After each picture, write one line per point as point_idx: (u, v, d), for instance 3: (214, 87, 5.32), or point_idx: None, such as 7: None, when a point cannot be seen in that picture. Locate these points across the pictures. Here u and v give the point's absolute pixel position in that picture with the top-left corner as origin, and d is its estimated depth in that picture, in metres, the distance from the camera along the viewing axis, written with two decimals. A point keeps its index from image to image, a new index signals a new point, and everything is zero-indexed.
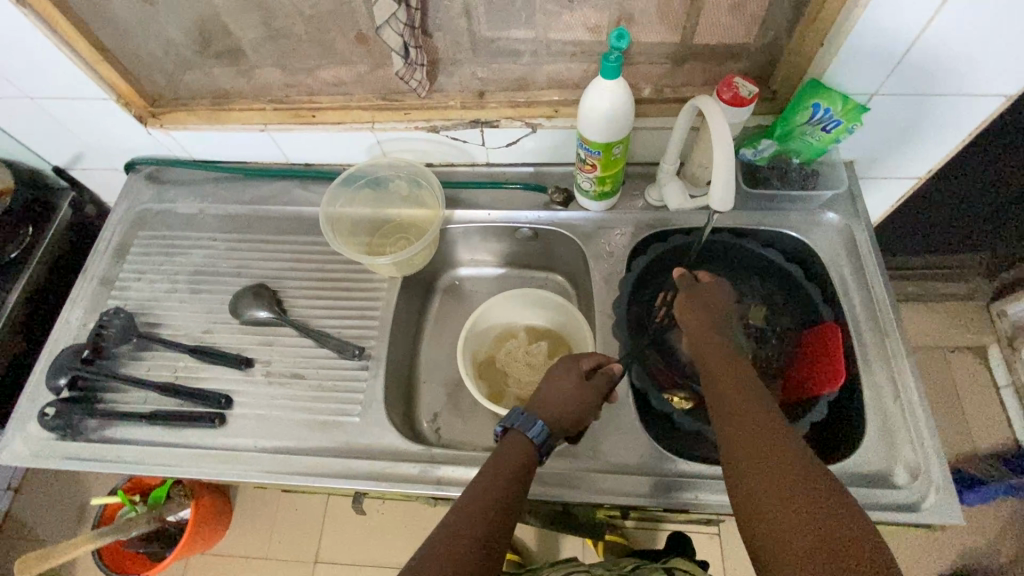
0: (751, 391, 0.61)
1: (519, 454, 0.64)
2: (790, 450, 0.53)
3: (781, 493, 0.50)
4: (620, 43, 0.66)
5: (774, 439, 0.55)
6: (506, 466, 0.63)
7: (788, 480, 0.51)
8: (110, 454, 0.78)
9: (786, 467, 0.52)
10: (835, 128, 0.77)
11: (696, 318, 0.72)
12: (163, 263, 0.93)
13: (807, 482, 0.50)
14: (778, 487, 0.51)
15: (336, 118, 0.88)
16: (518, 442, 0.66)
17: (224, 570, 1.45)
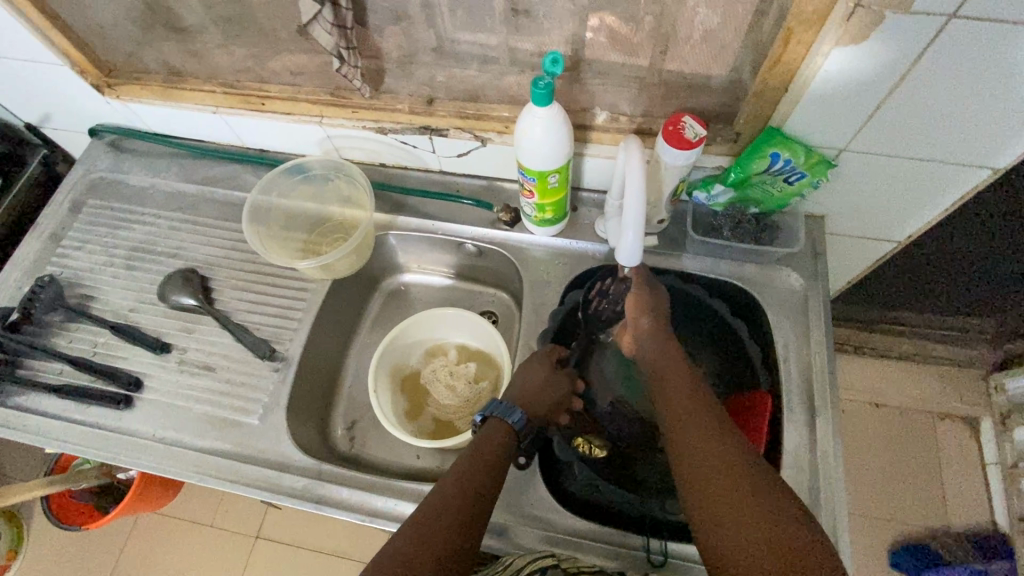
0: (703, 407, 0.63)
1: (479, 475, 0.61)
2: (742, 464, 0.55)
3: (740, 515, 0.51)
4: (553, 69, 0.61)
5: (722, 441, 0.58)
6: (463, 489, 0.59)
7: (744, 500, 0.52)
8: (17, 422, 0.79)
9: (737, 474, 0.54)
10: (798, 181, 0.72)
11: (651, 324, 0.73)
12: (106, 235, 0.94)
13: (763, 503, 0.51)
14: (732, 501, 0.52)
15: (284, 109, 0.85)
16: (479, 461, 0.63)
17: (169, 531, 1.44)
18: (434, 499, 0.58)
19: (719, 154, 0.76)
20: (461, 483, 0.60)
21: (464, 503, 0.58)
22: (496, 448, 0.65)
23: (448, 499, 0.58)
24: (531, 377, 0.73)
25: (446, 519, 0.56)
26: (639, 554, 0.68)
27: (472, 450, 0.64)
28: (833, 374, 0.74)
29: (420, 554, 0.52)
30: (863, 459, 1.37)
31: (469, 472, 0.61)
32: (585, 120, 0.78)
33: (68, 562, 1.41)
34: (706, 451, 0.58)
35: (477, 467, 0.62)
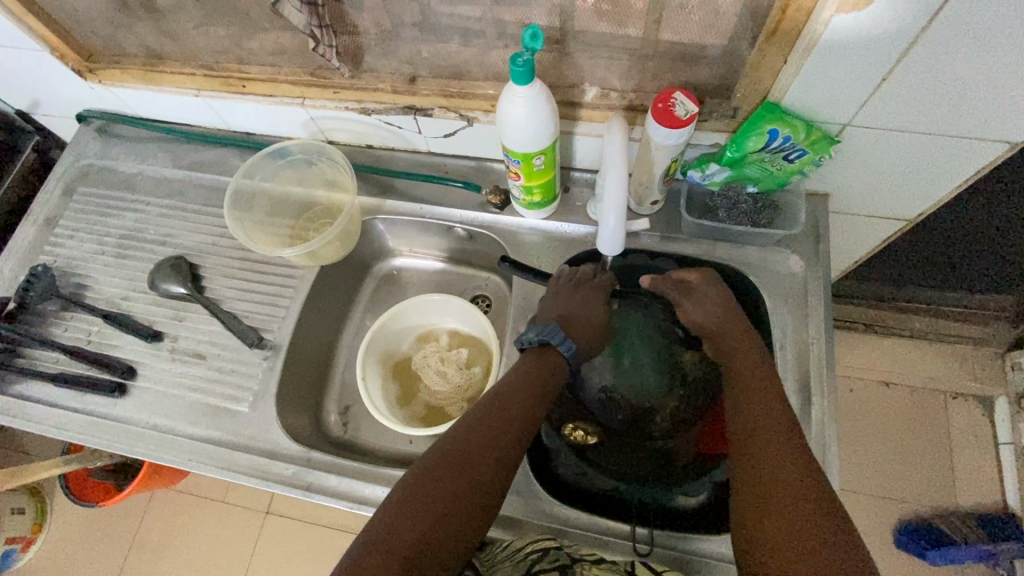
0: (762, 379, 0.63)
1: (517, 406, 0.63)
2: (797, 459, 0.55)
3: (778, 484, 0.53)
4: (533, 44, 0.58)
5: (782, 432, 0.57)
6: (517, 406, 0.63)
7: (786, 470, 0.54)
8: (17, 409, 0.81)
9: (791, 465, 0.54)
10: (799, 158, 0.68)
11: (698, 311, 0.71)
12: (96, 223, 0.94)
13: (801, 472, 0.54)
14: (778, 488, 0.53)
15: (265, 91, 0.83)
16: (519, 395, 0.64)
17: (184, 506, 1.49)
18: (472, 434, 0.60)
19: (716, 130, 0.72)
20: (498, 415, 0.62)
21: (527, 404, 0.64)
22: (537, 380, 0.66)
23: (486, 434, 0.60)
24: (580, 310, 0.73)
25: (483, 455, 0.59)
26: (626, 543, 0.67)
27: (515, 381, 0.66)
28: (831, 360, 0.71)
29: (507, 407, 0.63)
30: (869, 438, 1.32)
31: (507, 406, 0.63)
32: (574, 96, 0.75)
33: (93, 532, 1.48)
34: (762, 421, 0.59)
35: (516, 403, 0.63)
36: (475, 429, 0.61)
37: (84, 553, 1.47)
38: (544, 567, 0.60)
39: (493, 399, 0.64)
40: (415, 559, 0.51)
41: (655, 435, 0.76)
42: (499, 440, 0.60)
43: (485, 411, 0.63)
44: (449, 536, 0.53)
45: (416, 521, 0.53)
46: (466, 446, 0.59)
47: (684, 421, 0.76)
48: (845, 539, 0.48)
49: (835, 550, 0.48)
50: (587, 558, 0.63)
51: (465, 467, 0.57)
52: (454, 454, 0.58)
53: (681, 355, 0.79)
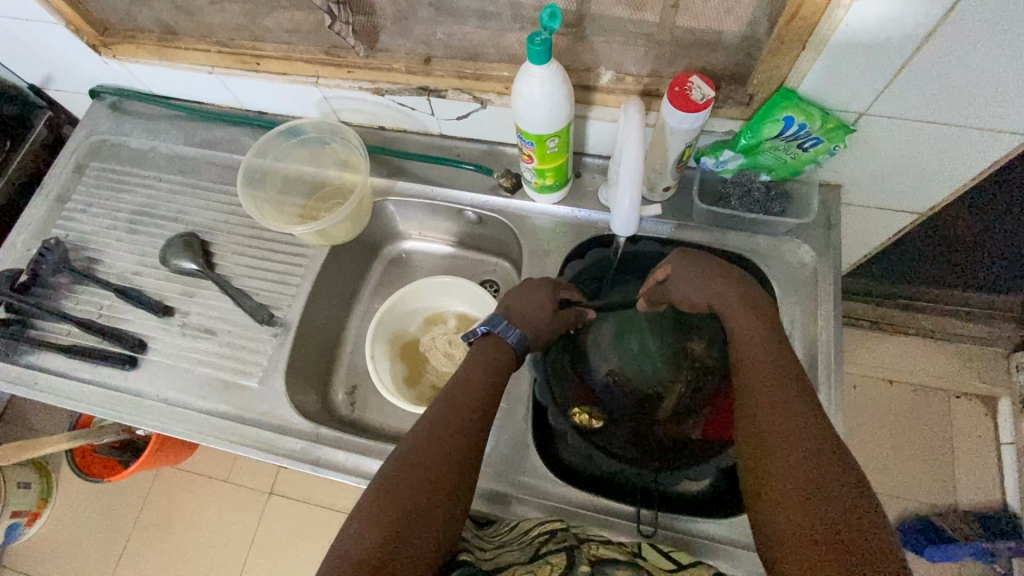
0: (776, 355, 0.60)
1: (479, 396, 0.62)
2: (800, 418, 0.54)
3: (783, 448, 0.53)
4: (551, 23, 0.57)
5: (784, 392, 0.56)
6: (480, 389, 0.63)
7: (790, 432, 0.53)
8: (30, 379, 0.82)
9: (794, 429, 0.54)
10: (813, 147, 0.69)
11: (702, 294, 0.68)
12: (109, 198, 0.94)
13: (805, 455, 0.51)
14: (782, 450, 0.53)
15: (280, 70, 0.83)
16: (475, 384, 0.63)
17: (188, 485, 1.50)
18: (437, 429, 0.59)
19: (730, 117, 0.72)
20: (465, 400, 0.62)
21: (489, 386, 0.64)
22: (489, 365, 0.66)
23: (446, 428, 0.59)
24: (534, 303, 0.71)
25: (449, 448, 0.58)
26: (629, 524, 0.68)
27: (469, 372, 0.64)
28: (839, 351, 0.71)
29: (472, 390, 0.63)
30: (871, 436, 1.32)
31: (467, 397, 0.62)
32: (589, 81, 0.75)
33: (98, 508, 1.50)
34: (766, 396, 0.57)
35: (478, 392, 0.63)
36: (439, 424, 0.59)
37: (90, 527, 1.48)
38: (550, 548, 0.61)
39: (449, 392, 0.63)
40: (389, 564, 0.51)
41: (660, 421, 0.76)
42: (467, 424, 0.60)
43: (444, 407, 0.61)
44: (422, 535, 0.53)
45: (386, 527, 0.52)
46: (429, 444, 0.58)
47: (689, 407, 0.76)
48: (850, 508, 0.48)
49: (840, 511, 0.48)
50: (594, 538, 0.64)
51: (430, 466, 0.56)
52: (418, 456, 0.57)
53: (688, 344, 0.79)
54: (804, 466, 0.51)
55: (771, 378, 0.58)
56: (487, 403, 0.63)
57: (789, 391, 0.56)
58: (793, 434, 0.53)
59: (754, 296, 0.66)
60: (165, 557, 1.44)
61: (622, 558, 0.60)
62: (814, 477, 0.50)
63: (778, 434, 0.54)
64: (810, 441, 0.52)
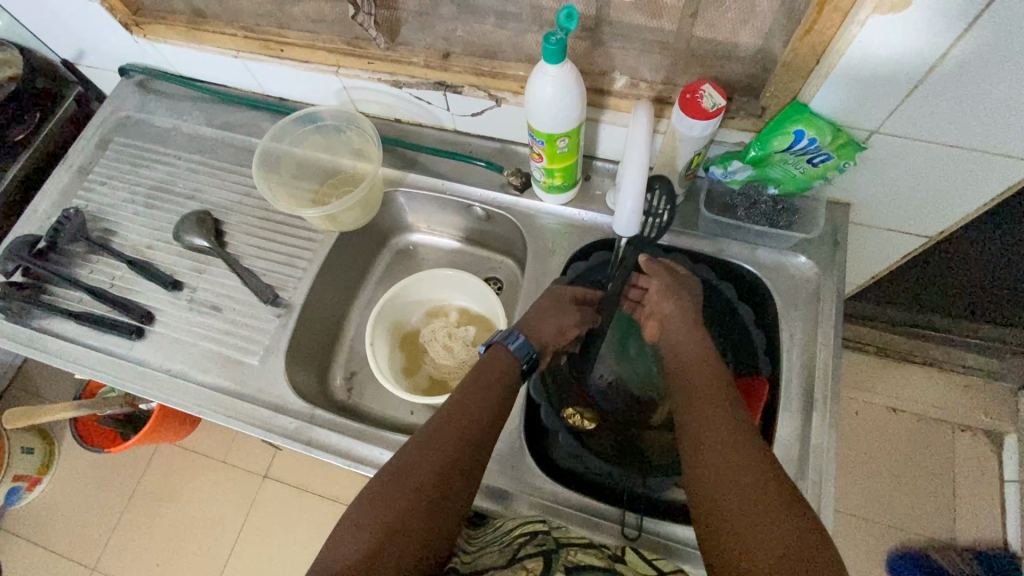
0: (721, 387, 0.62)
1: (449, 446, 0.59)
2: (748, 452, 0.54)
3: (733, 479, 0.52)
4: (568, 25, 0.58)
5: (732, 429, 0.57)
6: (451, 435, 0.60)
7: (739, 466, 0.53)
8: (39, 342, 0.84)
9: (742, 462, 0.53)
10: (822, 163, 0.69)
11: (677, 310, 0.71)
12: (129, 173, 0.97)
13: (757, 487, 0.51)
14: (733, 484, 0.52)
15: (302, 57, 0.84)
16: (469, 405, 0.63)
17: (186, 462, 1.52)
18: (401, 482, 0.56)
19: (742, 129, 0.72)
20: (433, 448, 0.58)
21: (460, 431, 0.60)
22: (487, 385, 0.65)
23: (432, 446, 0.58)
24: (537, 306, 0.74)
25: (415, 503, 0.54)
26: (614, 526, 0.68)
27: (466, 393, 0.64)
28: (838, 369, 0.71)
29: (441, 438, 0.59)
30: (870, 462, 1.30)
31: (436, 445, 0.58)
32: (603, 85, 0.75)
33: (96, 478, 1.52)
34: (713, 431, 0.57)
35: (449, 439, 0.59)
36: (405, 475, 0.56)
37: (87, 496, 1.51)
38: (530, 551, 0.61)
39: (445, 408, 0.62)
40: None
41: (653, 427, 0.76)
42: (436, 474, 0.56)
43: (438, 424, 0.61)
44: (399, 549, 0.52)
45: (365, 548, 0.51)
46: (414, 458, 0.57)
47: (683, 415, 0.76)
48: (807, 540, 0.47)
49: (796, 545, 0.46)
50: (574, 542, 0.64)
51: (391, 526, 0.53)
52: (401, 473, 0.56)
53: None
54: (757, 500, 0.50)
55: (720, 417, 0.58)
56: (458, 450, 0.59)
57: (737, 428, 0.57)
58: (744, 468, 0.53)
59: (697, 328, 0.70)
60: (156, 532, 1.46)
61: (599, 565, 0.59)
62: (769, 510, 0.49)
63: (727, 468, 0.53)
64: (755, 459, 0.53)
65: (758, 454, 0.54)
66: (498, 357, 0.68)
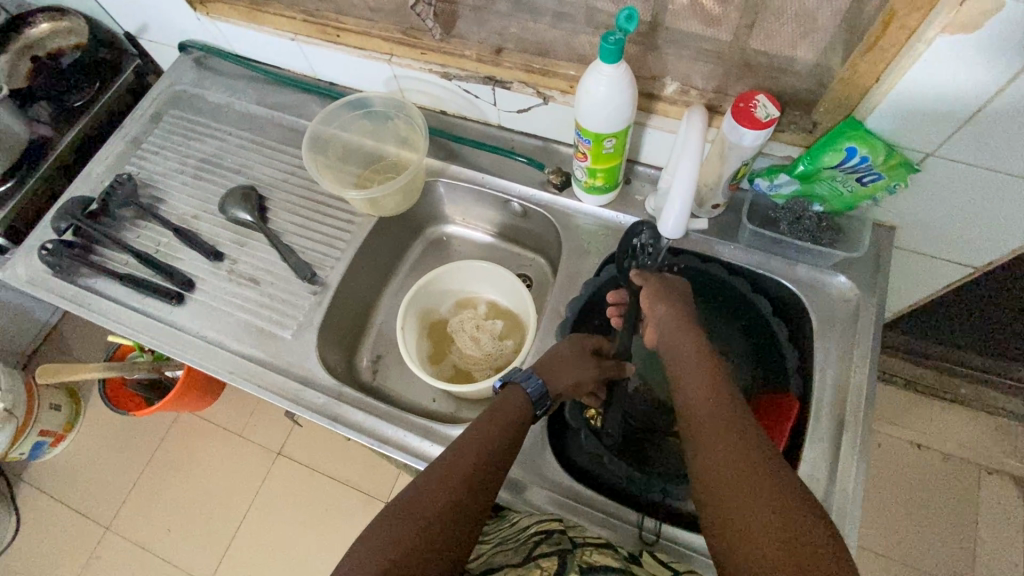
0: (719, 388, 0.61)
1: (456, 482, 0.57)
2: (751, 448, 0.53)
3: (741, 478, 0.51)
4: (627, 25, 0.58)
5: (734, 429, 0.55)
6: (460, 469, 0.59)
7: (744, 464, 0.52)
8: (84, 300, 0.86)
9: (747, 461, 0.52)
10: (872, 182, 0.67)
11: (668, 313, 0.71)
12: (181, 144, 1.00)
13: (766, 484, 0.49)
14: (740, 483, 0.50)
15: (357, 43, 0.86)
16: (479, 439, 0.62)
17: (204, 433, 1.56)
18: (408, 515, 0.54)
19: (791, 143, 0.71)
20: (441, 483, 0.57)
21: (470, 467, 0.59)
22: (497, 425, 0.64)
23: (439, 485, 0.57)
24: (556, 353, 0.73)
25: (423, 539, 0.52)
26: (631, 529, 0.68)
27: (475, 428, 0.63)
28: (871, 392, 0.70)
29: (450, 474, 0.58)
30: (889, 496, 1.26)
31: (445, 477, 0.57)
32: (653, 88, 0.75)
33: (119, 440, 1.57)
34: (715, 432, 0.56)
35: (459, 472, 0.58)
36: (411, 507, 0.54)
37: (107, 457, 1.55)
38: (546, 549, 0.61)
39: (454, 444, 0.61)
40: None
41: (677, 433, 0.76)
42: (444, 510, 0.55)
43: (446, 459, 0.60)
44: None
45: None
46: (421, 493, 0.56)
47: None
48: (825, 537, 0.45)
49: (812, 542, 0.45)
50: (590, 542, 0.64)
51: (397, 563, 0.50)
52: (409, 505, 0.55)
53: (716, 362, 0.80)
54: (766, 498, 0.48)
55: (722, 419, 0.57)
56: (467, 485, 0.58)
57: (739, 426, 0.56)
58: (750, 467, 0.51)
59: (696, 331, 0.69)
60: (169, 498, 1.49)
61: (614, 566, 0.59)
62: (779, 508, 0.47)
63: (733, 468, 0.52)
64: (760, 457, 0.52)
65: (763, 453, 0.52)
66: (512, 400, 0.67)
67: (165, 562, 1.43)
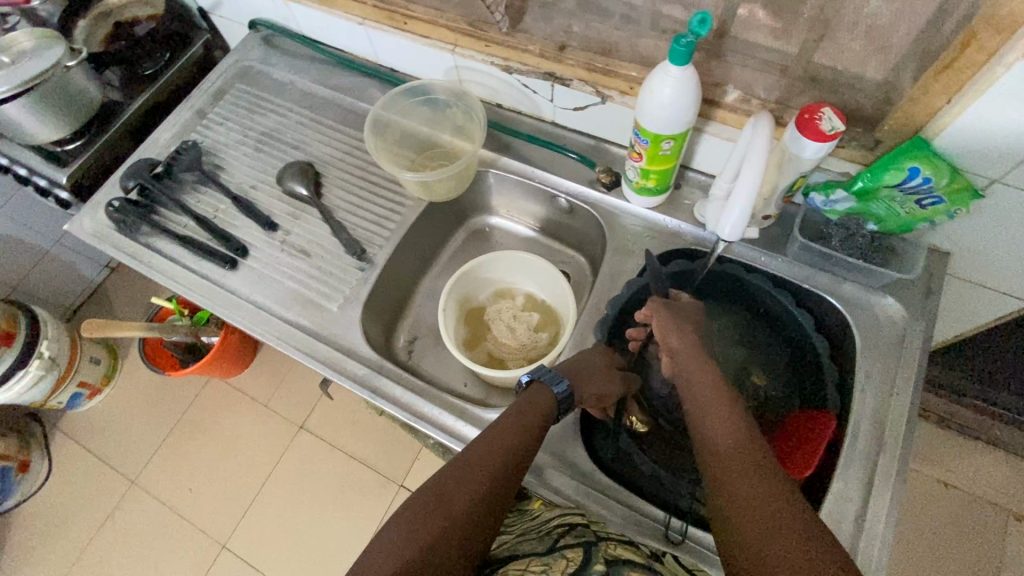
0: (733, 418, 0.61)
1: (484, 476, 0.59)
2: (762, 476, 0.52)
3: (751, 505, 0.50)
4: (699, 30, 0.59)
5: (745, 458, 0.55)
6: (488, 463, 0.60)
7: (754, 492, 0.51)
8: (144, 257, 0.90)
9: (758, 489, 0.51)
10: (932, 206, 0.67)
11: (683, 345, 0.70)
12: (244, 117, 1.04)
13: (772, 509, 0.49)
14: (749, 510, 0.50)
15: (424, 31, 0.89)
16: (507, 436, 0.63)
17: (231, 400, 1.61)
18: (438, 506, 0.56)
19: (851, 159, 0.71)
20: (469, 478, 0.59)
21: (499, 463, 0.60)
22: (524, 425, 0.65)
23: (464, 480, 0.59)
24: (583, 360, 0.74)
25: (450, 530, 0.55)
26: (657, 528, 0.68)
27: (504, 424, 0.64)
28: (911, 417, 0.69)
29: (479, 468, 0.60)
30: (911, 533, 1.23)
31: (474, 470, 0.59)
32: (715, 96, 0.75)
33: (151, 398, 1.63)
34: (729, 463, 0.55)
35: (487, 467, 0.60)
36: (440, 498, 0.57)
37: (138, 414, 1.61)
38: (569, 540, 0.62)
39: (484, 439, 0.63)
40: None
41: None
42: (471, 503, 0.57)
43: (476, 453, 0.61)
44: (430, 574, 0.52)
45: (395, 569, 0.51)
46: (451, 484, 0.58)
47: None
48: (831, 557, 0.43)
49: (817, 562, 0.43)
50: (613, 537, 0.64)
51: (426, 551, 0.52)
52: (439, 496, 0.57)
53: (752, 372, 0.80)
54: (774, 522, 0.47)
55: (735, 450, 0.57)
56: (494, 480, 0.59)
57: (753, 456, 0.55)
58: (759, 494, 0.51)
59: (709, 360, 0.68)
60: (193, 459, 1.54)
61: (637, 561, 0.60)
62: (785, 530, 0.46)
63: (744, 496, 0.51)
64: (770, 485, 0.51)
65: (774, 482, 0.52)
66: (538, 398, 0.69)
67: (184, 520, 1.47)
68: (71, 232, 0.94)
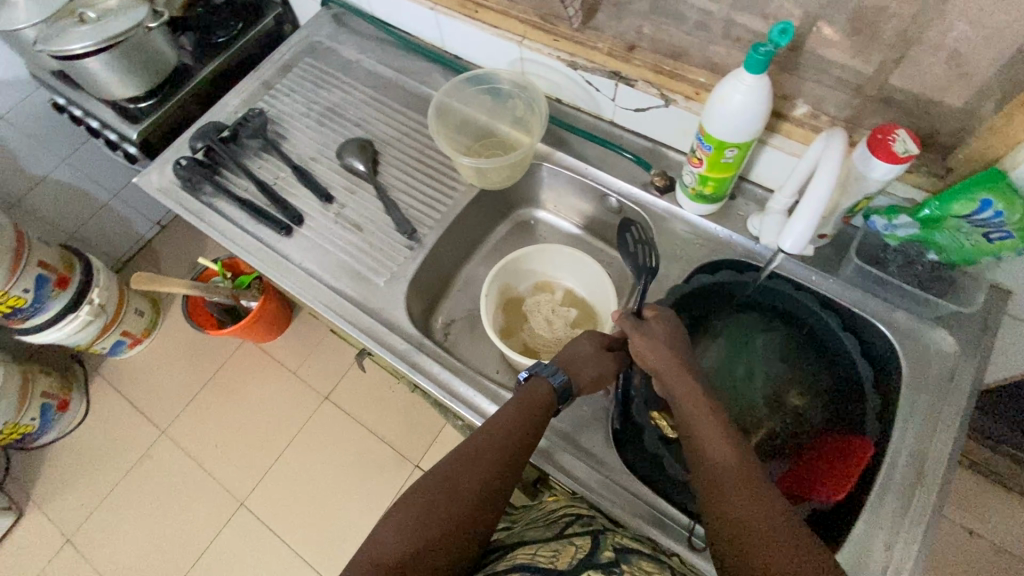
0: (724, 434, 0.59)
1: (490, 462, 0.61)
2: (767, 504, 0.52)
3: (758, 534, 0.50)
4: (779, 39, 0.59)
5: (745, 481, 0.55)
6: (493, 451, 0.62)
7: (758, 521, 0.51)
8: (204, 216, 0.94)
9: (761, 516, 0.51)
10: (999, 240, 0.65)
11: (666, 364, 0.67)
12: (309, 91, 1.07)
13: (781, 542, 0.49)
14: (756, 540, 0.50)
15: (494, 21, 0.90)
16: (512, 424, 0.63)
17: (262, 364, 1.66)
18: (446, 491, 0.58)
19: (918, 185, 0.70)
20: (475, 465, 0.60)
21: (504, 451, 0.62)
22: (530, 415, 0.65)
23: (472, 465, 0.60)
24: (577, 350, 0.73)
25: (457, 513, 0.57)
26: (680, 531, 0.68)
27: (510, 412, 0.65)
28: (954, 453, 0.67)
29: (484, 454, 0.61)
30: None
31: (480, 456, 0.61)
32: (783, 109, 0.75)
33: (187, 354, 1.69)
34: (727, 484, 0.55)
35: (491, 454, 0.61)
36: (448, 484, 0.58)
37: (173, 367, 1.67)
38: (577, 529, 0.64)
39: (489, 425, 0.64)
40: None
41: None
42: (477, 488, 0.59)
43: (480, 441, 0.62)
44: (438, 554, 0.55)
45: (404, 550, 0.53)
46: (457, 470, 0.60)
47: (779, 448, 0.76)
48: None
49: None
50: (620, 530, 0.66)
51: (433, 533, 0.55)
52: (446, 480, 0.59)
53: (789, 390, 0.79)
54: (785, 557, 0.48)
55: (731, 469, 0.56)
56: (500, 466, 0.61)
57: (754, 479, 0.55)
58: (765, 522, 0.51)
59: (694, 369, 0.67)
60: (221, 417, 1.60)
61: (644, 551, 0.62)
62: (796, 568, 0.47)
63: (749, 524, 0.51)
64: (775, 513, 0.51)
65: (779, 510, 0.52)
66: (538, 390, 0.68)
67: (206, 474, 1.53)
68: (139, 184, 0.98)
